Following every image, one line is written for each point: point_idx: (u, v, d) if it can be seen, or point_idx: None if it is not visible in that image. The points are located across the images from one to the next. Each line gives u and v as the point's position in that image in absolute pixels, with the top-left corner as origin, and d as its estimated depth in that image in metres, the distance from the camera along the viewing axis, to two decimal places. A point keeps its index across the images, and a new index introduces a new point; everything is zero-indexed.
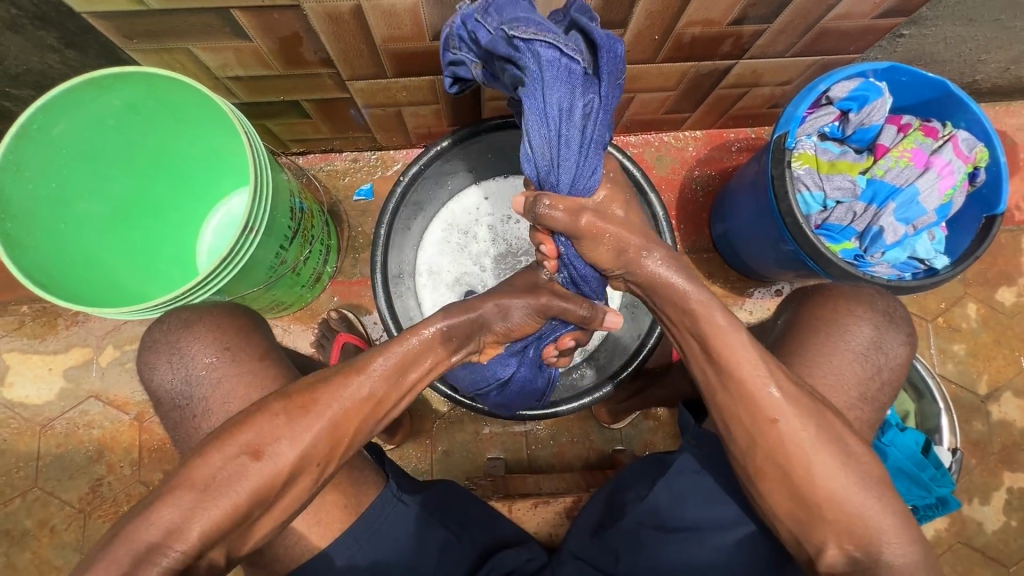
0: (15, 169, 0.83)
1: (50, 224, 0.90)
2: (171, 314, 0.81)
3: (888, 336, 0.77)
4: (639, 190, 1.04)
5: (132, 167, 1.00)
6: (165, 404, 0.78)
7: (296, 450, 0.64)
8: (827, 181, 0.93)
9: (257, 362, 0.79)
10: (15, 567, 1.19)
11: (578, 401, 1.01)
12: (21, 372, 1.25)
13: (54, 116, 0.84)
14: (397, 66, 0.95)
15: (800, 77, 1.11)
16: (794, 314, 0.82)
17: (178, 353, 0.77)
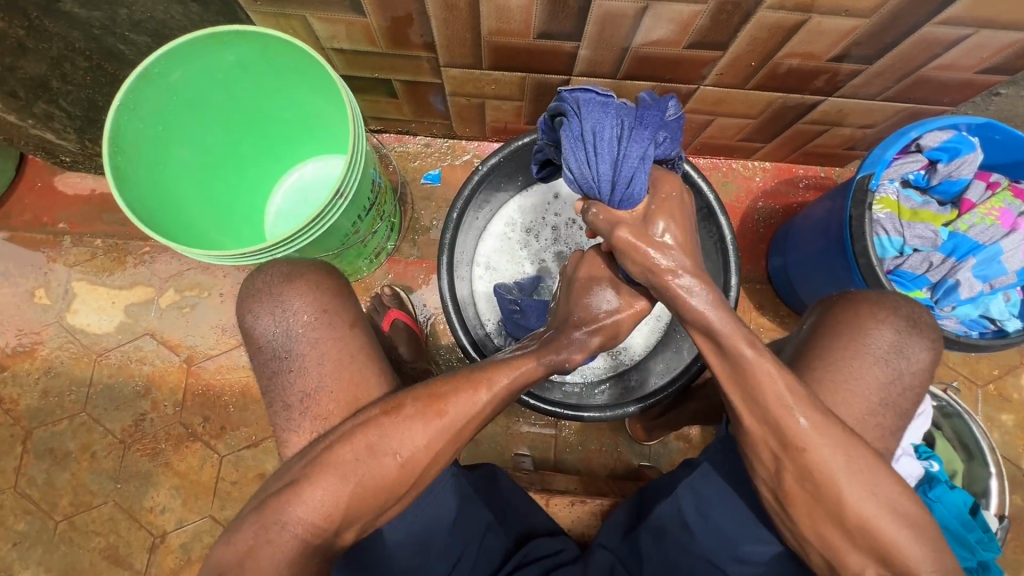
0: (132, 108, 0.88)
1: (150, 163, 0.95)
2: (273, 266, 0.83)
3: (910, 341, 0.77)
4: (709, 212, 1.05)
5: (229, 122, 1.05)
6: (264, 355, 0.80)
7: (419, 446, 0.66)
8: (908, 228, 0.92)
9: (349, 329, 0.80)
10: (53, 485, 1.24)
11: (619, 411, 1.01)
12: (87, 301, 1.31)
13: (174, 64, 0.89)
14: (494, 58, 0.98)
15: (885, 122, 1.10)
16: (820, 318, 0.81)
17: (280, 305, 0.79)
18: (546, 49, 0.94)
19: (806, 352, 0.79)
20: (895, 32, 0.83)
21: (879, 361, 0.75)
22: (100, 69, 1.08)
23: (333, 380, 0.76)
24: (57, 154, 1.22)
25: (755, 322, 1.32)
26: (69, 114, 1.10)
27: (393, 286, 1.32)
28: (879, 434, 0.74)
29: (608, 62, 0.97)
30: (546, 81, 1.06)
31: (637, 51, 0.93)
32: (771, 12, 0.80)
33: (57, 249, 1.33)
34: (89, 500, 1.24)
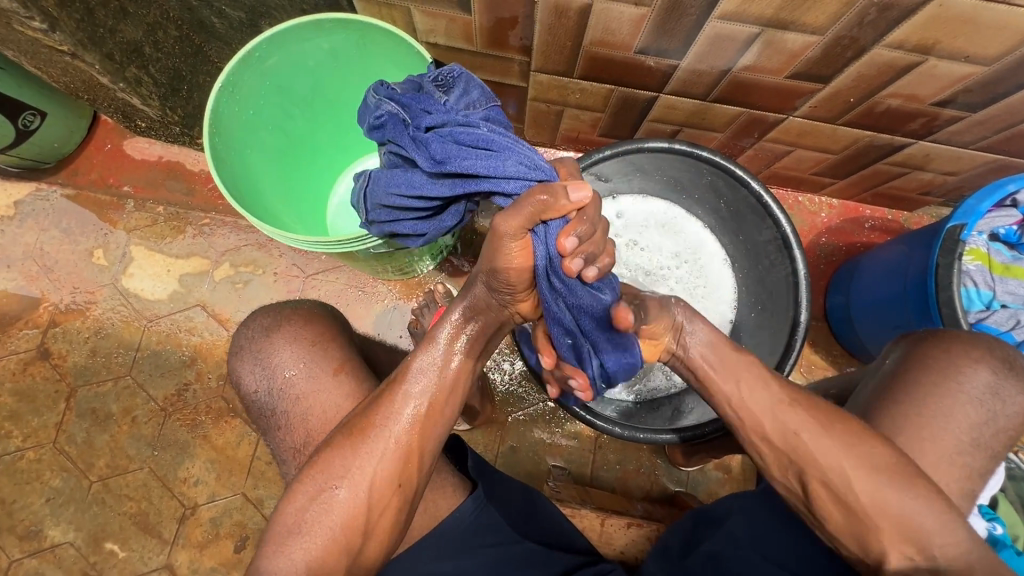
0: (231, 88, 0.90)
1: (240, 147, 0.95)
2: (256, 319, 0.92)
3: (1006, 383, 0.74)
4: (785, 244, 1.03)
5: (311, 111, 1.06)
6: (254, 409, 0.89)
7: (365, 475, 0.72)
8: (999, 283, 0.89)
9: (333, 375, 0.85)
10: (92, 446, 1.25)
11: (659, 434, 1.01)
12: (143, 266, 1.32)
13: (272, 49, 0.91)
14: (587, 68, 0.98)
15: (971, 171, 1.08)
16: (908, 354, 0.78)
17: (262, 362, 0.87)
18: (644, 65, 0.93)
19: (895, 386, 0.77)
20: (1010, 83, 0.81)
21: (969, 416, 0.73)
22: (189, 39, 1.12)
23: (317, 432, 0.83)
24: (135, 119, 1.23)
25: (807, 359, 1.31)
26: (155, 81, 1.10)
27: (446, 284, 1.32)
28: (964, 490, 0.72)
29: (703, 83, 0.96)
30: (633, 96, 1.05)
31: (736, 75, 0.92)
32: (887, 51, 0.79)
33: (119, 212, 1.34)
34: (125, 465, 1.24)
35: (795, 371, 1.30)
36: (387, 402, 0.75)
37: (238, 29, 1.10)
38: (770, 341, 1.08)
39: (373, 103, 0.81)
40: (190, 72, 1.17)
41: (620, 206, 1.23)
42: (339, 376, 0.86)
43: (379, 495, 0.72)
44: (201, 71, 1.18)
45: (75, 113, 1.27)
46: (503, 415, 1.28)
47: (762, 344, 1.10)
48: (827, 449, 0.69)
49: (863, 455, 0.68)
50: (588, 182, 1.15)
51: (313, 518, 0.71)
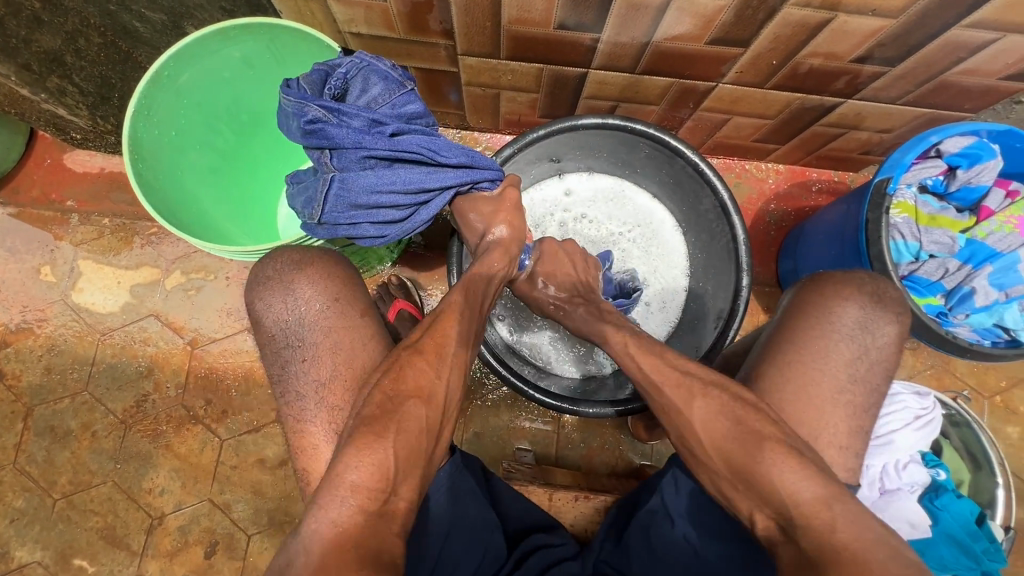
0: (146, 113, 0.88)
1: (168, 169, 0.94)
2: (283, 254, 0.85)
3: (875, 318, 0.77)
4: (723, 211, 1.04)
5: (238, 124, 1.05)
6: (278, 343, 0.81)
7: (441, 380, 0.69)
8: (924, 234, 0.93)
9: (362, 317, 0.82)
10: (53, 463, 1.24)
11: (612, 407, 0.99)
12: (92, 280, 1.30)
13: (183, 66, 0.89)
14: (512, 48, 0.97)
15: (904, 126, 1.09)
16: (795, 301, 0.81)
17: (292, 293, 0.82)
18: (566, 41, 0.93)
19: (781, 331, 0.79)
20: (921, 34, 0.82)
21: (889, 366, 0.74)
22: (114, 46, 1.07)
23: (348, 368, 0.78)
24: (68, 130, 1.21)
25: (763, 325, 1.32)
26: (83, 90, 1.09)
27: (400, 276, 1.31)
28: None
29: (628, 55, 0.96)
30: (564, 74, 1.05)
31: (658, 46, 0.92)
32: (797, 9, 0.79)
33: (64, 227, 1.32)
34: (88, 480, 1.23)
35: None
36: (443, 323, 0.75)
37: (163, 32, 1.07)
38: (717, 310, 1.08)
39: (311, 123, 0.80)
40: (120, 80, 1.14)
41: (568, 183, 1.24)
42: (366, 318, 0.83)
43: (453, 398, 0.70)
44: (132, 78, 1.16)
45: (9, 130, 1.25)
46: (465, 402, 1.27)
47: (712, 311, 1.10)
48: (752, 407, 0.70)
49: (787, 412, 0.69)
50: (529, 164, 1.14)
51: (397, 421, 0.64)
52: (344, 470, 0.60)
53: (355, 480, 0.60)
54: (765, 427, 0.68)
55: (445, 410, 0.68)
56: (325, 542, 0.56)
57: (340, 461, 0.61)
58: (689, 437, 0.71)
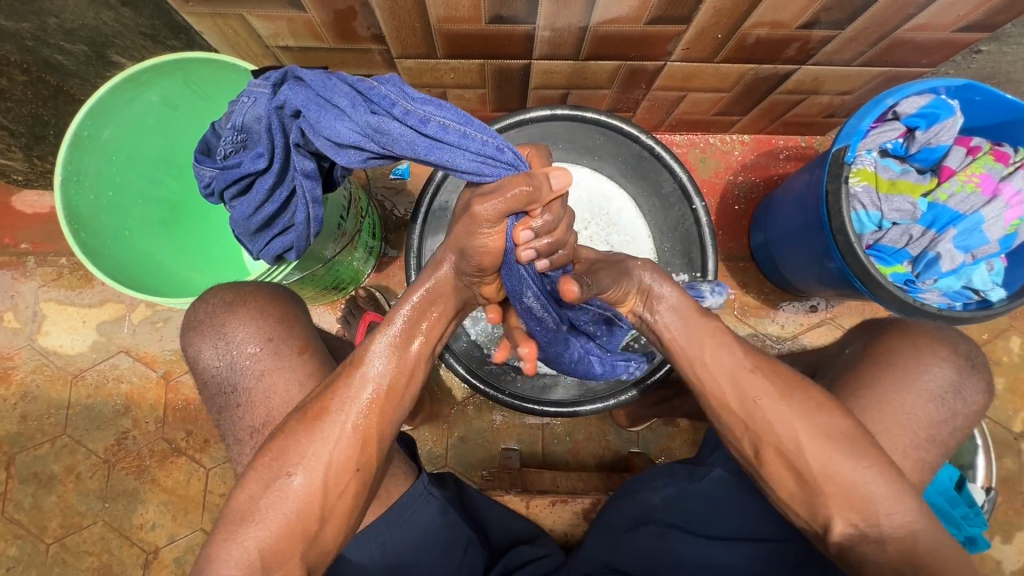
0: (75, 178, 0.84)
1: (114, 233, 0.90)
2: (215, 293, 0.79)
3: (968, 381, 0.72)
4: (684, 193, 1.02)
5: (178, 170, 1.00)
6: (211, 389, 0.77)
7: (318, 462, 0.64)
8: (885, 202, 0.91)
9: (298, 356, 0.77)
10: (41, 509, 1.23)
11: (602, 402, 1.01)
12: (57, 322, 1.28)
13: (101, 122, 0.85)
14: (448, 46, 0.93)
15: (863, 87, 1.06)
16: (868, 346, 0.76)
17: (222, 338, 0.76)
18: (501, 34, 0.89)
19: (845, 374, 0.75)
20: None
21: None
22: (41, 82, 1.01)
23: (280, 411, 0.75)
24: (8, 172, 1.20)
25: (740, 300, 1.30)
26: (13, 132, 1.06)
27: (369, 287, 1.27)
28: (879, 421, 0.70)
29: (568, 42, 0.92)
30: (507, 67, 1.01)
31: (597, 30, 0.88)
32: None
33: (20, 270, 1.29)
34: (78, 522, 1.23)
35: (729, 315, 1.29)
36: (342, 385, 0.67)
37: (89, 63, 1.01)
38: None
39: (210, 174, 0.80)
40: (54, 116, 1.10)
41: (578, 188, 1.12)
42: (304, 356, 0.77)
43: (334, 481, 0.65)
44: (67, 113, 1.11)
45: None
46: (445, 409, 1.26)
47: None
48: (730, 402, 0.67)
49: (766, 405, 0.67)
50: None
51: (264, 509, 0.63)
52: (219, 560, 0.62)
53: (227, 572, 0.61)
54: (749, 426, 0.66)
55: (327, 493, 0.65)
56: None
57: (213, 547, 0.63)
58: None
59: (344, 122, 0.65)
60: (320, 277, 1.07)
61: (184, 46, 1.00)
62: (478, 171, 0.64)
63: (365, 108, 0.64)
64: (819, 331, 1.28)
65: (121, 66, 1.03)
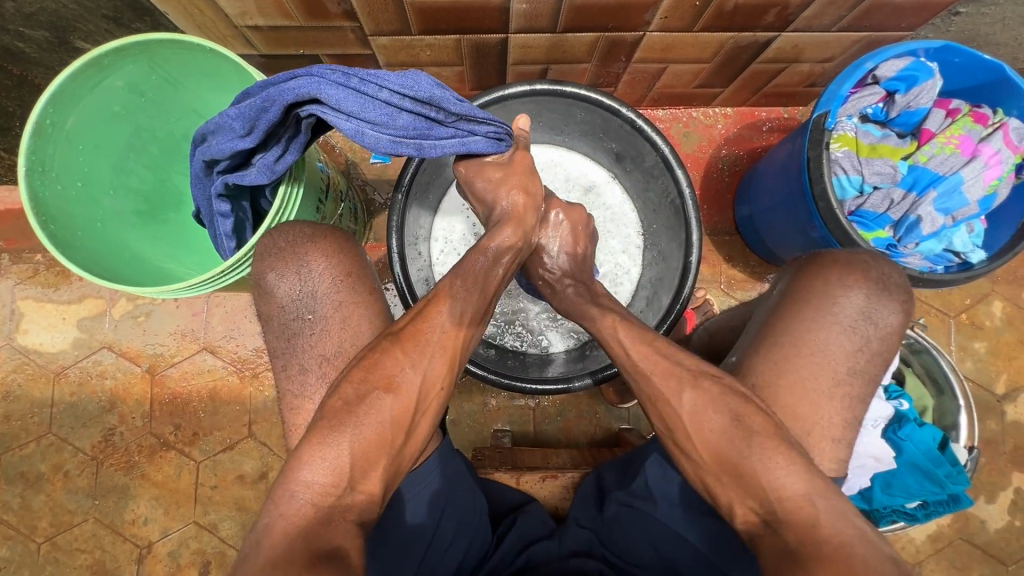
0: (40, 169, 0.81)
1: (84, 223, 0.87)
2: (295, 225, 0.79)
3: (878, 306, 0.73)
4: (666, 165, 0.99)
5: (150, 157, 0.97)
6: (283, 317, 0.76)
7: (416, 374, 0.67)
8: (866, 166, 0.91)
9: (371, 295, 0.78)
10: (30, 508, 1.22)
11: (584, 380, 0.96)
12: (36, 320, 1.26)
13: (65, 109, 0.82)
14: (422, 21, 0.91)
15: (844, 54, 1.05)
16: (793, 284, 0.76)
17: (303, 267, 0.76)
18: (476, 7, 0.87)
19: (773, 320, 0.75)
20: None
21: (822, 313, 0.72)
22: (3, 71, 0.98)
23: (353, 345, 0.75)
24: None
25: (726, 275, 1.30)
26: None
27: None
28: (872, 392, 0.71)
29: (545, 15, 0.90)
30: (484, 42, 0.99)
31: (572, 1, 0.87)
32: None
33: None
34: (70, 520, 1.22)
35: (716, 289, 1.30)
36: (433, 314, 0.71)
37: (51, 49, 0.97)
38: (670, 271, 1.05)
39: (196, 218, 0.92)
40: (19, 107, 1.06)
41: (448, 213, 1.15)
42: (374, 297, 0.79)
43: (428, 394, 0.67)
44: (32, 103, 1.07)
45: None
46: None
47: (666, 268, 1.08)
48: (723, 377, 0.67)
49: None
50: None
51: (357, 418, 0.63)
52: (306, 462, 0.61)
53: (313, 476, 0.60)
54: (755, 414, 0.66)
55: (412, 413, 0.66)
56: (282, 530, 0.57)
57: (305, 452, 0.62)
58: (669, 418, 0.69)
59: (222, 141, 0.76)
60: None
61: (149, 29, 0.97)
62: (344, 85, 0.71)
63: (224, 122, 0.75)
64: None
65: (85, 52, 1.00)
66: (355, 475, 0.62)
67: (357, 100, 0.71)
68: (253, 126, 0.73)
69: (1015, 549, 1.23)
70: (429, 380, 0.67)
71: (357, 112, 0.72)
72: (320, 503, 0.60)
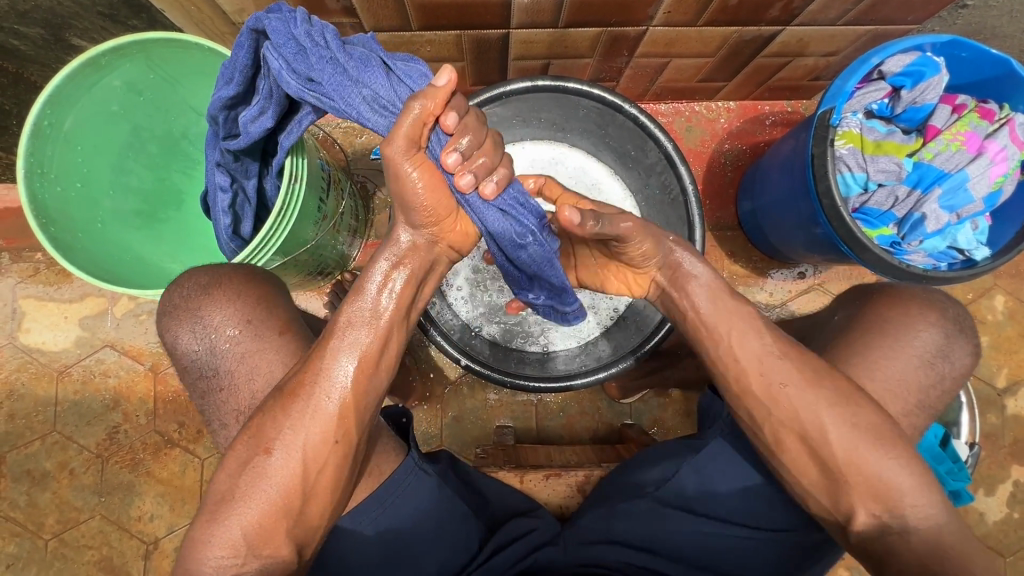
0: (39, 171, 0.81)
1: (85, 224, 0.87)
2: (190, 276, 0.77)
3: (955, 346, 0.74)
4: (669, 162, 0.99)
5: (149, 157, 0.97)
6: (191, 374, 0.76)
7: (295, 438, 0.64)
8: (871, 163, 0.91)
9: (278, 336, 0.75)
10: (37, 506, 1.23)
11: (595, 376, 0.99)
12: (38, 319, 1.26)
13: (62, 109, 0.81)
14: (422, 18, 0.90)
15: (849, 47, 1.04)
16: (857, 310, 0.77)
17: (199, 322, 0.74)
18: (477, 3, 0.86)
19: (839, 339, 0.76)
20: None
21: None
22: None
23: (263, 393, 0.74)
24: None
25: (728, 270, 1.29)
26: None
27: (356, 271, 1.24)
28: (879, 392, 0.72)
29: (547, 10, 0.89)
30: (485, 38, 0.97)
31: None
32: None
33: None
34: (76, 516, 1.23)
35: None
36: (313, 364, 0.65)
37: (47, 47, 0.96)
38: None
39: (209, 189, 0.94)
40: (16, 105, 1.05)
41: None
42: (284, 337, 0.76)
43: (312, 456, 0.64)
44: (28, 101, 1.06)
45: None
46: (439, 389, 1.26)
47: None
48: None
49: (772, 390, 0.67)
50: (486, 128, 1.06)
51: (242, 495, 0.64)
52: (203, 543, 0.63)
53: (215, 554, 0.62)
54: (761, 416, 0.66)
55: (302, 479, 0.64)
56: None
57: (198, 532, 0.64)
58: None
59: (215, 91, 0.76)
60: (304, 262, 1.03)
61: (146, 26, 0.96)
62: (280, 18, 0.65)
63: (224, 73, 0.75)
64: (807, 296, 1.28)
65: (81, 50, 0.99)
66: (253, 543, 0.63)
67: (287, 35, 0.64)
68: (232, 72, 0.71)
69: (1014, 540, 1.24)
70: (307, 449, 0.64)
71: (282, 48, 0.64)
72: None
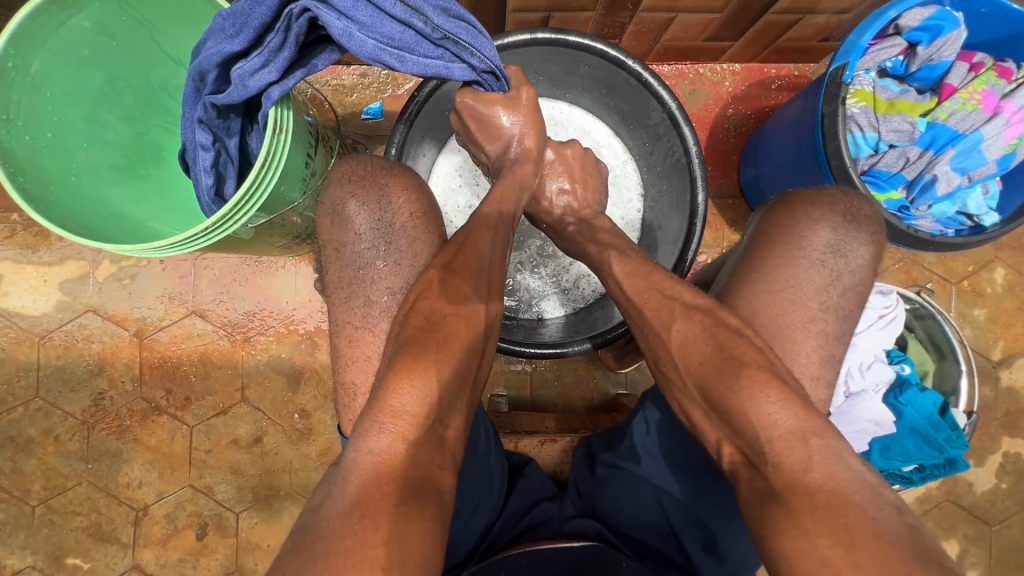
0: (5, 117, 0.76)
1: (58, 177, 0.82)
2: (358, 158, 0.83)
3: (848, 240, 0.76)
4: (672, 122, 0.94)
5: (126, 109, 0.91)
6: (352, 251, 0.80)
7: (476, 300, 0.69)
8: (883, 123, 0.87)
9: (437, 234, 0.82)
10: (22, 472, 1.21)
11: (584, 345, 0.93)
12: (16, 282, 1.21)
13: (27, 50, 0.76)
14: None
15: (862, 4, 0.99)
16: (760, 225, 0.79)
17: (381, 199, 0.81)
18: None
19: (747, 261, 0.77)
20: None
21: (818, 270, 0.75)
22: None
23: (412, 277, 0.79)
24: None
25: (728, 239, 1.26)
26: None
27: None
28: None
29: None
30: None
31: None
32: None
33: None
34: (63, 483, 1.21)
35: (717, 254, 1.27)
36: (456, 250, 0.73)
37: None
38: (674, 234, 1.01)
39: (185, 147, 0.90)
40: None
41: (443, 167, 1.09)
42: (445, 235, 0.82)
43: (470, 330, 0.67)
44: None
45: None
46: None
47: (671, 227, 1.03)
48: None
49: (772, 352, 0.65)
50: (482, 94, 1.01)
51: (436, 345, 0.63)
52: (394, 392, 0.58)
53: (404, 403, 0.58)
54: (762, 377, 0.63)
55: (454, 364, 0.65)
56: (370, 468, 0.55)
57: (392, 381, 0.59)
58: None
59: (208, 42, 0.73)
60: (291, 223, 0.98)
61: None
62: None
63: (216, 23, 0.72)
64: None
65: None
66: (443, 412, 0.61)
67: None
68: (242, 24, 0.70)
69: (1000, 509, 1.25)
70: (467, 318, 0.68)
71: (351, 11, 0.69)
72: (409, 435, 0.57)
